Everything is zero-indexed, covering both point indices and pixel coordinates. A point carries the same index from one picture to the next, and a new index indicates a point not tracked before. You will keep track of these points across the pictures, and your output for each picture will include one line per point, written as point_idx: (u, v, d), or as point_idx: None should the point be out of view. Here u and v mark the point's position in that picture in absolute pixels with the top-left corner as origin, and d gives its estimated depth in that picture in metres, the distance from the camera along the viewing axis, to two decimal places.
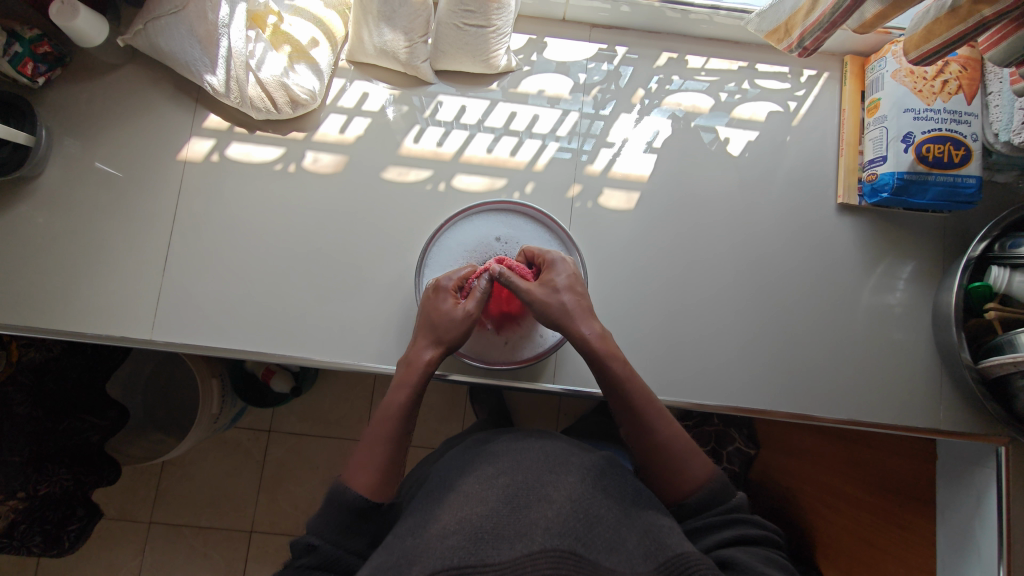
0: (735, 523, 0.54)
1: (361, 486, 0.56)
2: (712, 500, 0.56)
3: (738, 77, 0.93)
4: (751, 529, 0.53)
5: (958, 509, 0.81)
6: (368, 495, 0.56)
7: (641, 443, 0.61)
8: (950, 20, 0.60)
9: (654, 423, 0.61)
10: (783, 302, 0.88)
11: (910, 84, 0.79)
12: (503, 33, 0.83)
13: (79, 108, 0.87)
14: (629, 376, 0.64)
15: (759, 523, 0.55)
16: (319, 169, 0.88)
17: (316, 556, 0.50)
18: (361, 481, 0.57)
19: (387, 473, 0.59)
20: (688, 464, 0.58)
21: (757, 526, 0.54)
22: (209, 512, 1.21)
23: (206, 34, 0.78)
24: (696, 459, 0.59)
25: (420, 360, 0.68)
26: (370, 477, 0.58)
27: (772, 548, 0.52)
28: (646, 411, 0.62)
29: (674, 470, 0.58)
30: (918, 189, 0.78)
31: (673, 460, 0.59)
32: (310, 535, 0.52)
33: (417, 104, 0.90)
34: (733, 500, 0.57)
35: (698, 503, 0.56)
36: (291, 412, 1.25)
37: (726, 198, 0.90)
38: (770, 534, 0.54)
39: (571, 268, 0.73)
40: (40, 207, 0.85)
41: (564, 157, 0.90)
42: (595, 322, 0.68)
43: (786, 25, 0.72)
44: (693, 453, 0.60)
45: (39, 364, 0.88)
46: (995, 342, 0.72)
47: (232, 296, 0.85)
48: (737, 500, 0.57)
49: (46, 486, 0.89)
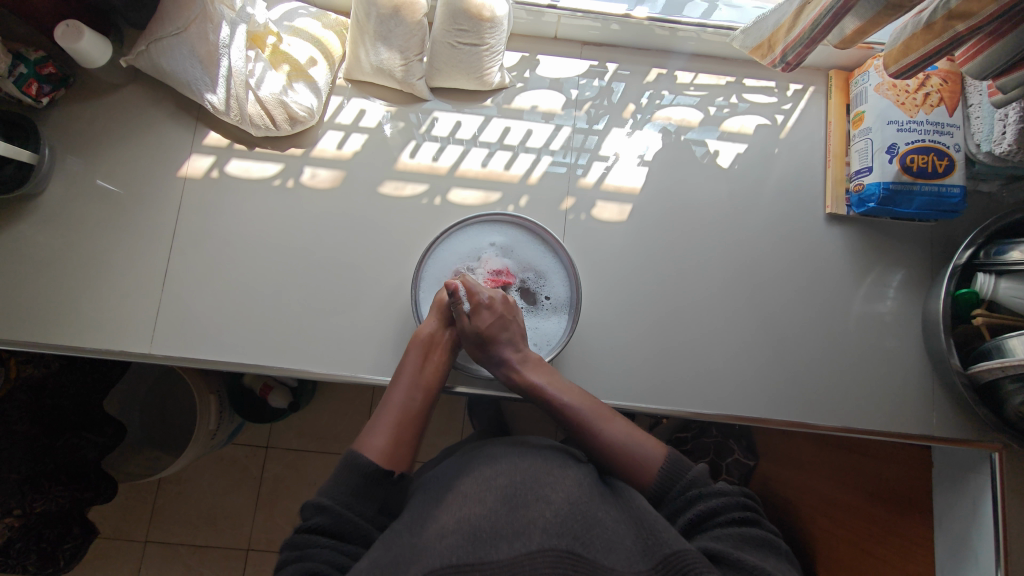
0: (696, 500, 0.55)
1: (363, 449, 0.59)
2: (671, 480, 0.58)
3: (726, 92, 0.95)
4: (712, 501, 0.54)
5: (954, 516, 0.81)
6: (372, 454, 0.59)
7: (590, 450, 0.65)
8: (926, 35, 0.62)
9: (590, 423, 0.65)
10: (775, 311, 0.89)
11: (893, 97, 0.82)
12: (496, 51, 0.85)
13: (82, 127, 0.89)
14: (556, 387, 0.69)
15: (721, 488, 0.55)
16: (317, 185, 0.89)
17: (328, 516, 0.52)
18: (370, 444, 0.60)
19: (396, 441, 0.62)
20: (638, 448, 0.61)
21: (719, 495, 0.55)
22: (205, 530, 1.21)
23: (207, 55, 0.81)
24: (648, 441, 0.62)
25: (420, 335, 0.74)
26: (374, 440, 0.61)
27: (739, 512, 0.53)
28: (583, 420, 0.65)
29: (629, 460, 0.61)
30: (904, 199, 0.80)
31: (623, 450, 0.62)
32: (321, 497, 0.54)
33: (413, 121, 0.92)
34: (689, 475, 0.57)
35: (659, 487, 0.58)
36: (288, 428, 1.25)
37: (717, 209, 0.92)
38: (736, 495, 0.55)
39: (496, 304, 0.73)
40: (41, 224, 0.86)
41: (558, 171, 0.92)
42: (516, 348, 0.73)
43: (769, 41, 0.74)
44: (639, 435, 0.63)
45: (37, 381, 0.88)
46: (984, 347, 0.73)
47: (229, 310, 0.86)
48: (692, 474, 0.57)
49: (43, 504, 0.88)
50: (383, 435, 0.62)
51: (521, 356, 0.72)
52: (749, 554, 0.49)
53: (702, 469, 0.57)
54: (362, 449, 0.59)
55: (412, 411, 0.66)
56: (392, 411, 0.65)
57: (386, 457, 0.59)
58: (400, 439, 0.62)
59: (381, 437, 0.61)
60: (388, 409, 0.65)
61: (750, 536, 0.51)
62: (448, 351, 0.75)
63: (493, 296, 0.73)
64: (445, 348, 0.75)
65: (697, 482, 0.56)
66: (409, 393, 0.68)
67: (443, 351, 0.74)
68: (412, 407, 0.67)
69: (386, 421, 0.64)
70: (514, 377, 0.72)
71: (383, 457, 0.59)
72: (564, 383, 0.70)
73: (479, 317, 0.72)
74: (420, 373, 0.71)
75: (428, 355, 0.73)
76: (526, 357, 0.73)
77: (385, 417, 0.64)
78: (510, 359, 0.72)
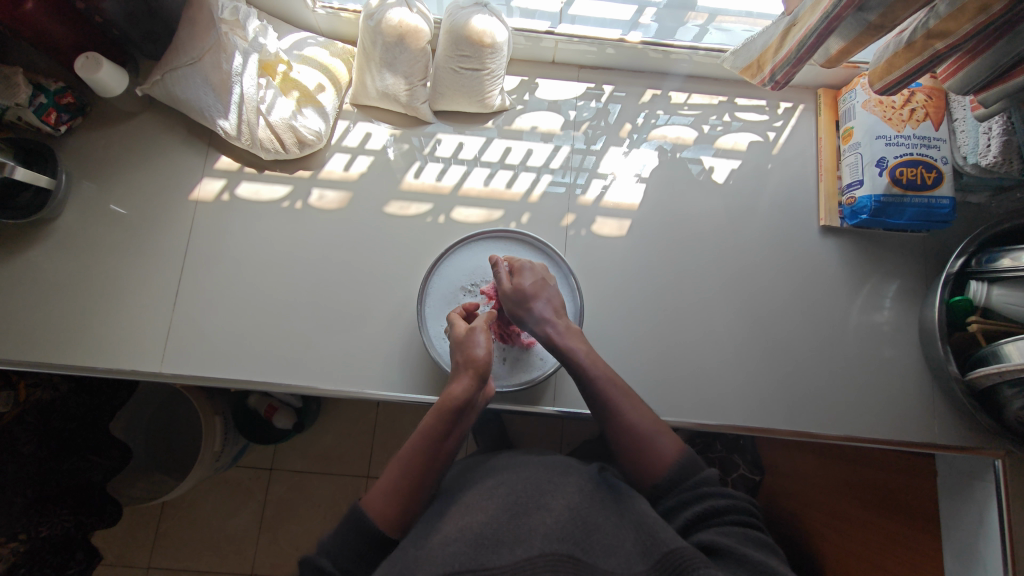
0: (704, 496, 0.55)
1: (369, 507, 0.57)
2: (683, 475, 0.58)
3: (718, 111, 0.98)
4: (721, 501, 0.55)
5: (962, 525, 0.81)
6: (377, 521, 0.56)
7: (617, 425, 0.64)
8: (908, 53, 0.65)
9: (623, 405, 0.65)
10: (775, 323, 0.91)
11: (880, 113, 0.85)
12: (496, 75, 0.89)
13: (97, 154, 0.92)
14: (594, 365, 0.68)
15: (729, 491, 0.56)
16: (325, 206, 0.92)
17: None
18: (375, 506, 0.57)
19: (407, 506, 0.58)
20: (657, 439, 0.62)
21: (728, 496, 0.55)
22: (209, 556, 1.20)
23: (220, 83, 0.83)
24: (665, 436, 0.62)
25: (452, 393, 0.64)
26: (378, 501, 0.57)
27: (746, 516, 0.54)
28: (609, 393, 0.66)
29: (646, 444, 0.61)
30: (895, 211, 0.82)
31: (643, 438, 0.62)
32: (319, 555, 0.52)
33: (416, 144, 0.95)
34: (700, 474, 0.58)
35: (670, 479, 0.58)
36: (293, 448, 1.25)
37: (713, 224, 0.94)
38: (743, 500, 0.56)
39: (540, 274, 0.77)
40: (55, 248, 0.88)
41: (558, 190, 0.94)
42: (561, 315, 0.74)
43: (758, 61, 0.77)
44: (661, 429, 0.63)
45: (46, 403, 0.88)
46: (981, 354, 0.74)
47: (237, 329, 0.87)
48: (705, 474, 0.58)
49: (47, 528, 0.88)
50: (388, 496, 0.57)
51: (560, 325, 0.72)
52: (757, 552, 0.49)
53: (715, 471, 0.58)
54: (368, 510, 0.56)
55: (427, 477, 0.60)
56: (402, 471, 0.59)
57: (388, 524, 0.56)
58: (406, 503, 0.58)
59: (386, 500, 0.57)
60: (399, 469, 0.59)
61: (755, 538, 0.51)
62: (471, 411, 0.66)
63: (536, 265, 0.78)
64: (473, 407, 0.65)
65: (707, 481, 0.57)
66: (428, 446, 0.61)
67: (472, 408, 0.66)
68: (427, 470, 0.60)
69: (396, 480, 0.59)
70: (555, 338, 0.71)
71: (386, 522, 0.56)
72: (601, 357, 0.70)
73: (522, 279, 0.75)
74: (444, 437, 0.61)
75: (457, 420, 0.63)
76: (569, 326, 0.73)
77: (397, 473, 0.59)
78: (549, 319, 0.72)
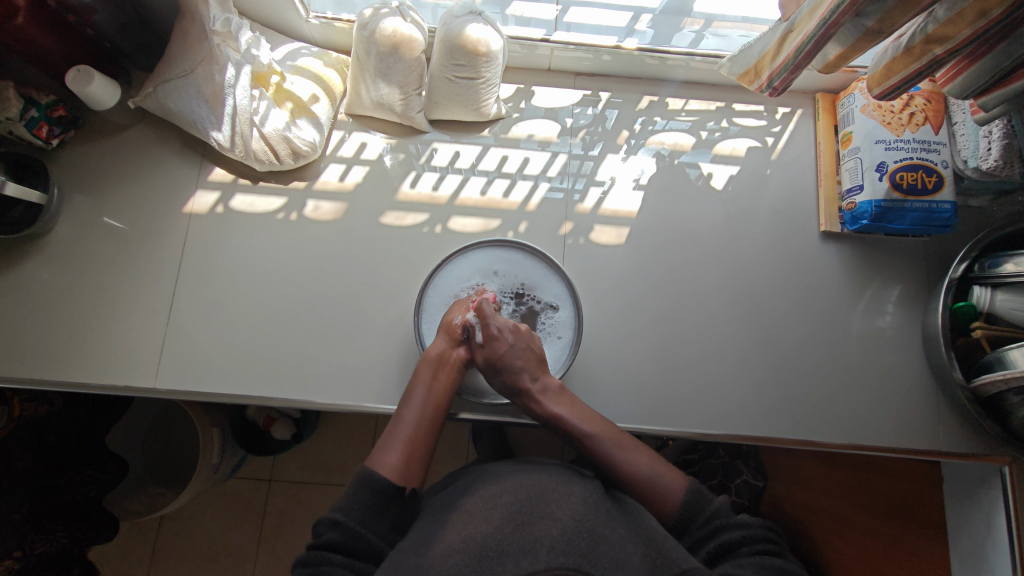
0: (719, 530, 0.55)
1: (376, 465, 0.58)
2: (694, 508, 0.58)
3: (716, 116, 0.98)
4: (735, 534, 0.54)
5: (969, 533, 0.80)
6: (381, 469, 0.58)
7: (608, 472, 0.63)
8: (907, 58, 0.64)
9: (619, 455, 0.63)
10: (776, 329, 0.90)
11: (879, 117, 0.84)
12: (492, 84, 0.88)
13: (90, 166, 0.91)
14: (575, 415, 0.68)
15: (743, 521, 0.55)
16: (320, 217, 0.91)
17: (341, 531, 0.52)
18: (382, 461, 0.59)
19: (410, 463, 0.60)
20: (660, 479, 0.61)
21: (742, 527, 0.55)
22: (208, 568, 1.18)
23: (213, 94, 0.83)
24: (667, 473, 0.61)
25: (438, 364, 0.72)
26: (386, 456, 0.60)
27: (762, 544, 0.53)
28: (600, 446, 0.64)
29: (650, 490, 0.60)
30: (896, 216, 0.82)
31: (645, 481, 0.61)
32: (335, 512, 0.53)
33: (413, 152, 0.95)
34: (712, 505, 0.57)
35: (682, 515, 0.58)
36: (291, 459, 1.24)
37: (713, 229, 0.93)
38: (758, 527, 0.55)
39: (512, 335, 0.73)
40: (47, 262, 0.87)
41: (556, 197, 0.93)
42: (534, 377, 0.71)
43: (756, 68, 0.77)
44: (662, 467, 0.62)
45: (40, 418, 0.87)
46: (986, 360, 0.73)
47: (235, 342, 0.86)
48: (716, 504, 0.57)
49: (43, 545, 0.85)
50: (397, 453, 0.61)
51: (539, 385, 0.71)
52: None
53: (726, 499, 0.57)
54: (376, 464, 0.59)
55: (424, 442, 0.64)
56: (406, 426, 0.64)
57: (399, 475, 0.58)
58: (413, 456, 0.61)
59: (395, 455, 0.60)
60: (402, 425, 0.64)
61: (772, 565, 0.50)
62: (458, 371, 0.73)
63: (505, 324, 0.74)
64: (457, 367, 0.73)
65: (718, 514, 0.56)
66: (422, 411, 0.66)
67: (460, 368, 0.73)
68: (428, 425, 0.65)
69: (401, 437, 0.62)
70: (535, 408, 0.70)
71: (395, 474, 0.58)
72: (586, 412, 0.68)
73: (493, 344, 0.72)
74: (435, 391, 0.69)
75: (442, 376, 0.71)
76: (546, 386, 0.71)
77: (397, 435, 0.63)
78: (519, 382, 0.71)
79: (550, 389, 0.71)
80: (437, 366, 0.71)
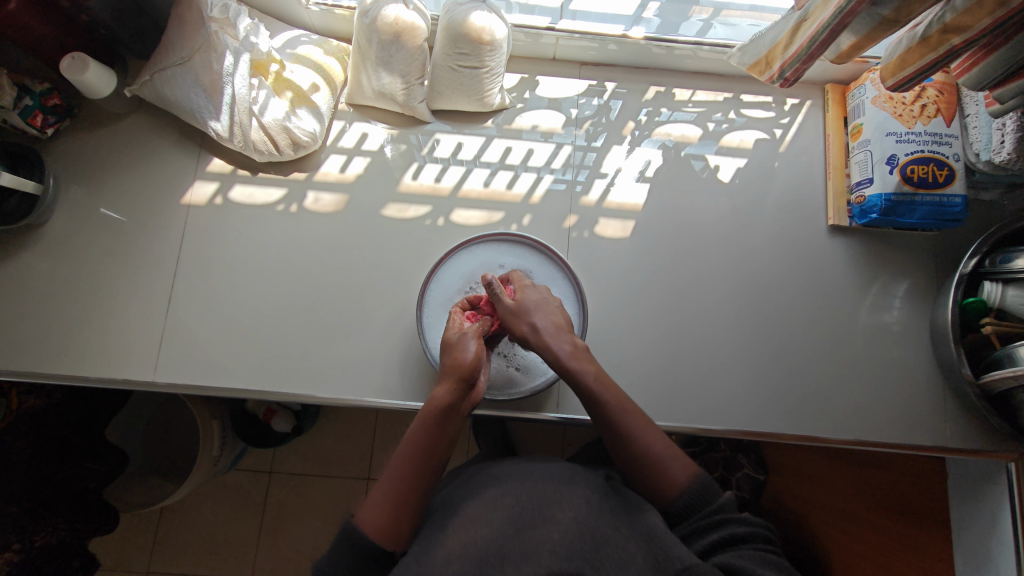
0: (722, 523, 0.53)
1: (363, 524, 0.53)
2: (700, 501, 0.56)
3: (723, 107, 0.96)
4: (738, 528, 0.52)
5: (974, 530, 0.79)
6: (370, 533, 0.53)
7: (617, 446, 0.60)
8: (922, 49, 0.63)
9: (639, 434, 0.59)
10: (782, 324, 0.89)
11: (891, 109, 0.83)
12: (496, 73, 0.86)
13: (86, 156, 0.89)
14: (599, 382, 0.63)
15: (747, 518, 0.54)
16: (320, 209, 0.90)
17: None
18: (370, 521, 0.54)
19: (401, 518, 0.55)
20: (670, 467, 0.58)
21: (746, 523, 0.53)
22: (208, 560, 1.18)
23: (211, 83, 0.81)
24: (678, 462, 0.58)
25: (441, 412, 0.59)
26: (374, 512, 0.54)
27: (763, 544, 0.52)
28: (620, 417, 0.60)
29: (657, 473, 0.58)
30: (906, 210, 0.80)
31: (654, 464, 0.58)
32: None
33: (414, 143, 0.93)
34: (718, 499, 0.55)
35: (686, 506, 0.56)
36: (292, 452, 1.23)
37: (719, 222, 0.92)
38: (762, 527, 0.53)
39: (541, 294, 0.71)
40: (44, 254, 0.86)
41: (560, 189, 0.92)
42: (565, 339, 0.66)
43: (766, 58, 0.75)
44: (674, 452, 0.59)
45: (39, 412, 0.86)
46: (996, 356, 0.72)
47: (234, 335, 0.85)
48: (722, 500, 0.55)
49: (44, 537, 0.84)
50: (385, 509, 0.54)
51: (571, 347, 0.65)
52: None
53: (733, 496, 0.56)
54: (361, 523, 0.53)
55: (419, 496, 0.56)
56: (397, 481, 0.56)
57: (385, 536, 0.53)
58: (404, 514, 0.55)
59: (382, 510, 0.54)
60: (392, 475, 0.56)
61: (774, 563, 0.49)
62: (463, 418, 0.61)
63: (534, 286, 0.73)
64: (464, 413, 0.62)
65: (723, 508, 0.55)
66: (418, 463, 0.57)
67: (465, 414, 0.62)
68: (423, 476, 0.57)
69: (391, 492, 0.55)
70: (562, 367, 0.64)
71: (382, 535, 0.53)
72: (611, 379, 0.63)
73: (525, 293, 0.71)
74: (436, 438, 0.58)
75: (447, 424, 0.59)
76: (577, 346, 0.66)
77: (388, 487, 0.56)
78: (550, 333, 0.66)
79: (578, 350, 0.66)
80: (441, 416, 0.59)
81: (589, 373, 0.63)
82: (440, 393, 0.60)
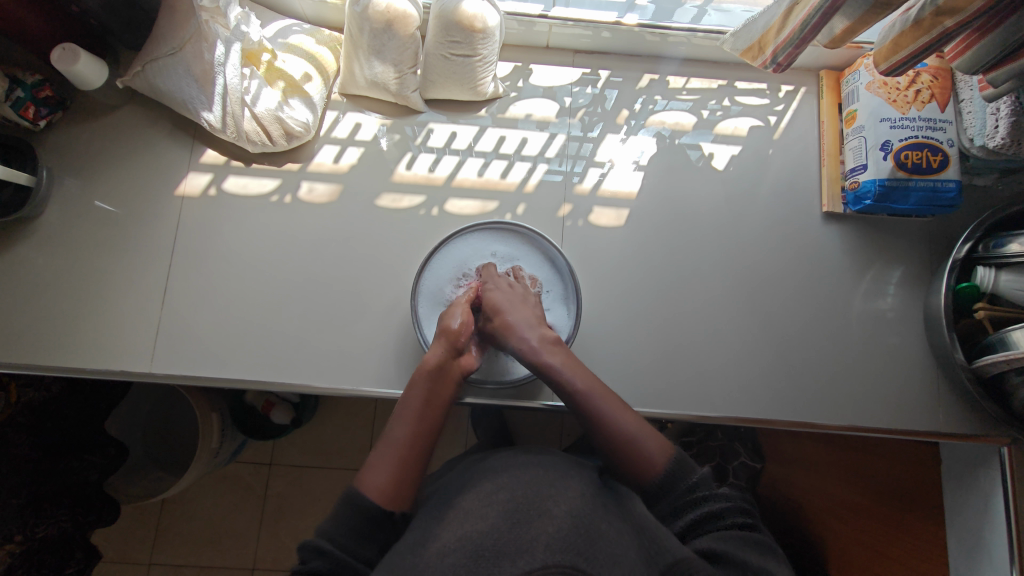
0: (700, 501, 0.54)
1: (364, 488, 0.54)
2: (677, 479, 0.56)
3: (718, 95, 0.96)
4: (716, 504, 0.54)
5: (965, 515, 0.82)
6: (370, 495, 0.53)
7: (592, 434, 0.61)
8: (915, 32, 0.63)
9: (608, 413, 0.61)
10: (776, 312, 0.89)
11: (886, 95, 0.82)
12: (489, 62, 0.86)
13: (79, 149, 0.89)
14: (568, 367, 0.65)
15: (723, 492, 0.55)
16: (314, 199, 0.90)
17: (328, 559, 0.48)
18: (370, 482, 0.54)
19: (401, 480, 0.55)
20: (645, 445, 0.58)
21: (723, 498, 0.54)
22: (209, 551, 1.19)
23: (203, 74, 0.81)
24: (651, 438, 0.59)
25: (433, 372, 0.65)
26: (374, 475, 0.55)
27: (741, 516, 0.53)
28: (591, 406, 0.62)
29: (633, 453, 0.58)
30: (900, 195, 0.80)
31: (629, 444, 0.59)
32: (320, 538, 0.50)
33: (409, 133, 0.93)
34: (693, 475, 0.56)
35: (662, 486, 0.56)
36: (291, 444, 1.24)
37: (714, 211, 0.92)
38: (737, 499, 0.55)
39: (514, 289, 0.76)
40: (40, 246, 0.86)
41: (555, 179, 0.92)
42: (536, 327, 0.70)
43: (759, 43, 0.75)
44: (648, 432, 0.60)
45: (39, 403, 0.86)
46: (989, 341, 0.73)
47: (230, 325, 0.86)
48: (698, 475, 0.56)
49: (45, 529, 0.84)
50: (386, 472, 0.55)
51: (539, 335, 0.69)
52: (756, 557, 0.49)
53: (707, 470, 0.57)
54: (363, 486, 0.54)
55: (418, 458, 0.58)
56: (396, 445, 0.58)
57: (386, 497, 0.53)
58: (404, 477, 0.56)
59: (383, 473, 0.55)
60: (391, 441, 0.58)
61: (752, 539, 0.51)
62: (456, 384, 0.67)
63: (509, 284, 0.76)
64: (455, 379, 0.67)
65: (700, 484, 0.56)
66: (415, 426, 0.60)
67: (456, 383, 0.67)
68: (420, 439, 0.59)
69: (391, 455, 0.57)
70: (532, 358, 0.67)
71: (383, 496, 0.53)
72: (579, 364, 0.66)
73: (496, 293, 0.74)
74: (427, 402, 0.63)
75: (436, 388, 0.64)
76: (545, 336, 0.69)
77: (387, 452, 0.57)
78: (529, 336, 0.68)
79: (548, 341, 0.68)
80: (432, 377, 0.65)
81: (556, 362, 0.66)
82: (432, 354, 0.67)
